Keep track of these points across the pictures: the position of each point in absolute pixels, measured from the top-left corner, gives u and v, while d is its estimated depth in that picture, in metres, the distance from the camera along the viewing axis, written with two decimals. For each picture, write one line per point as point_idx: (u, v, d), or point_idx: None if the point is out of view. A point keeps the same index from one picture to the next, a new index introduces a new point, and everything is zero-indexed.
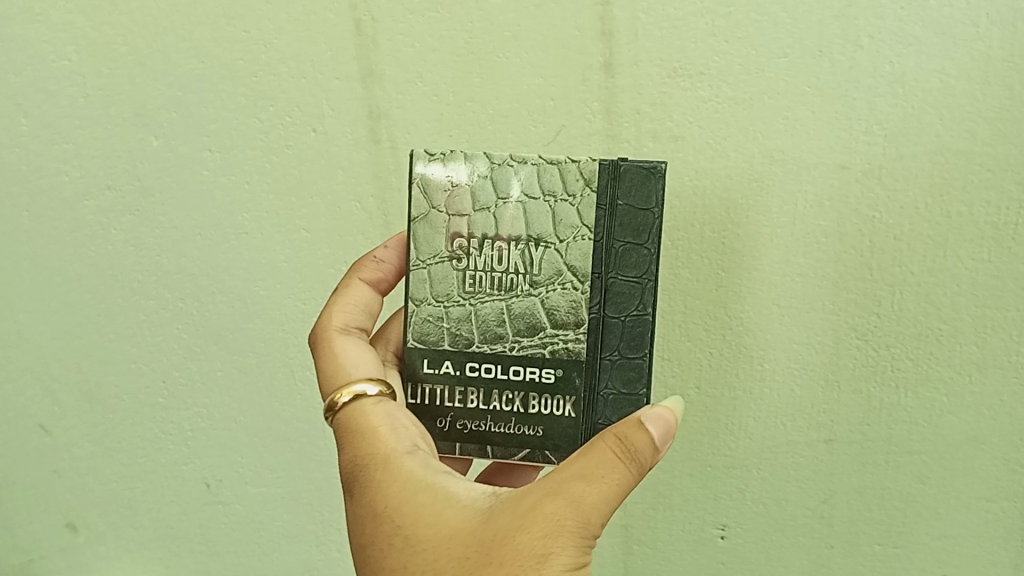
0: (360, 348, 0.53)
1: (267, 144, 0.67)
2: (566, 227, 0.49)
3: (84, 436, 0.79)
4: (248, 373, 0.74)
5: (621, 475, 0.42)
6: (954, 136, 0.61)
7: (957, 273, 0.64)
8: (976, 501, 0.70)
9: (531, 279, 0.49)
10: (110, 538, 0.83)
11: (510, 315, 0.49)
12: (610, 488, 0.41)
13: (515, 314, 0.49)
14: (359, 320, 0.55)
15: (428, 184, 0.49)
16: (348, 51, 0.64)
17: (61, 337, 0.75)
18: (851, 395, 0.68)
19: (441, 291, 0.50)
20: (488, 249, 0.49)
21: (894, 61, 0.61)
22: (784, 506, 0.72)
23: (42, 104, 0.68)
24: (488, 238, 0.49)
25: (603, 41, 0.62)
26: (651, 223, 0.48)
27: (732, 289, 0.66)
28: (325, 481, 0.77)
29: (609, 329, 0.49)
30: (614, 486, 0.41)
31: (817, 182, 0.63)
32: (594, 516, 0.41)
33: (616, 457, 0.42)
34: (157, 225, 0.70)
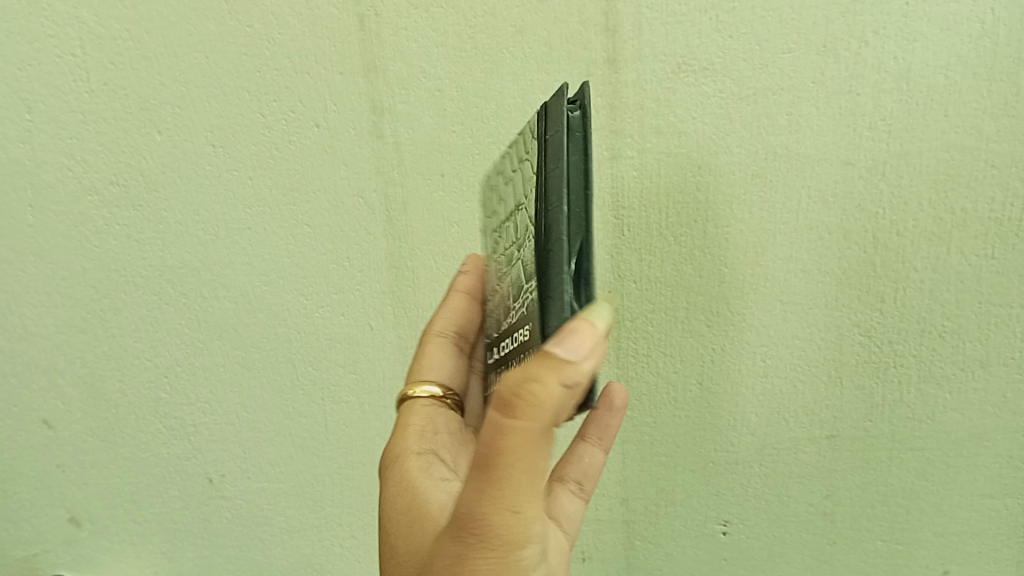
0: (451, 355, 0.62)
1: (271, 139, 0.67)
2: (528, 184, 0.50)
3: (88, 430, 0.79)
4: (252, 368, 0.74)
5: (522, 457, 0.39)
6: (960, 133, 0.61)
7: (962, 269, 0.64)
8: (978, 498, 0.70)
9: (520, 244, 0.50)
10: (114, 532, 0.84)
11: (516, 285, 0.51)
12: (511, 479, 0.39)
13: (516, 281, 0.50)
14: (458, 327, 0.62)
15: (490, 193, 0.61)
16: (352, 46, 0.64)
17: (65, 330, 0.75)
18: (854, 391, 0.68)
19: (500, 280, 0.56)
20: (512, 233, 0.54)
21: (899, 57, 0.59)
22: (786, 502, 0.73)
23: (46, 99, 0.67)
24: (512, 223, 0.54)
25: (607, 36, 0.61)
26: (557, 142, 0.45)
27: (735, 285, 0.67)
28: (328, 475, 0.78)
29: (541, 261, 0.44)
30: (516, 474, 0.39)
31: (821, 178, 0.63)
32: (505, 508, 0.40)
33: (505, 443, 0.38)
34: (161, 220, 0.70)
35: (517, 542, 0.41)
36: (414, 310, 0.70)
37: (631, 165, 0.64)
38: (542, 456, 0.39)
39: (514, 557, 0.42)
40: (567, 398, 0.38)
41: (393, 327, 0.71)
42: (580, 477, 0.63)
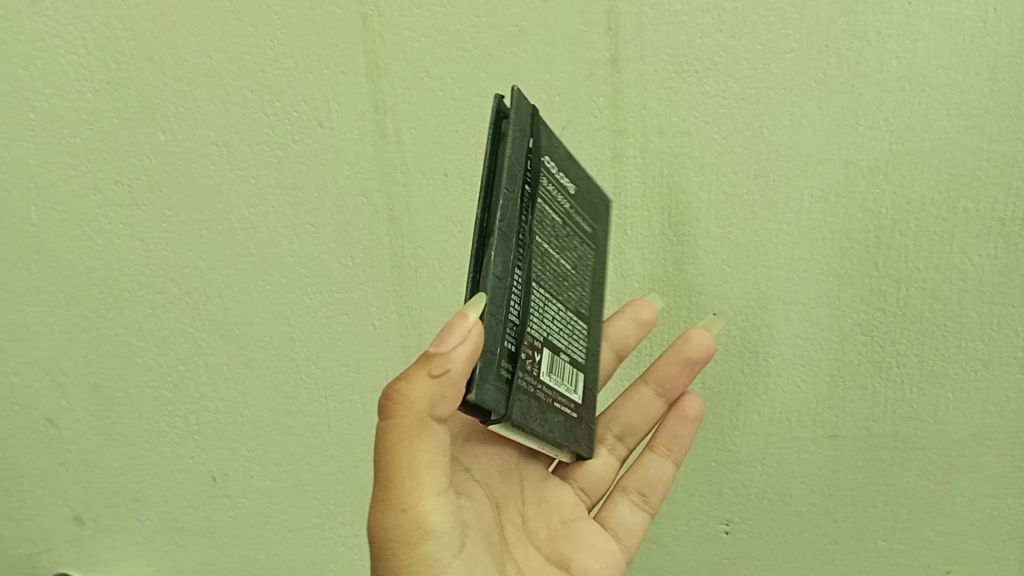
0: None
1: (274, 138, 0.67)
2: None
3: (91, 428, 0.79)
4: (254, 367, 0.75)
5: (404, 451, 0.45)
6: (962, 132, 0.61)
7: (964, 269, 0.64)
8: (979, 498, 0.70)
9: None
10: (117, 531, 0.84)
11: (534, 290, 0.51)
12: (400, 478, 0.45)
13: None
14: None
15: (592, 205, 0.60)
16: (355, 45, 0.64)
17: (69, 330, 0.75)
18: (856, 391, 0.68)
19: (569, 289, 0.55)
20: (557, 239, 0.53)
21: (900, 57, 0.59)
22: (788, 501, 0.73)
23: (49, 99, 0.67)
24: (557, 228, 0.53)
25: (609, 36, 0.61)
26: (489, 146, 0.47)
27: (738, 285, 0.67)
28: (329, 474, 0.78)
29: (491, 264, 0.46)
30: (401, 472, 0.45)
31: (823, 177, 0.63)
32: (405, 465, 0.45)
33: (388, 439, 0.45)
34: (164, 219, 0.70)
35: (418, 544, 0.46)
36: (416, 309, 0.71)
37: (633, 166, 0.65)
38: (423, 452, 0.45)
39: (421, 561, 0.46)
40: (436, 386, 0.43)
41: (396, 326, 0.71)
42: (642, 488, 0.65)
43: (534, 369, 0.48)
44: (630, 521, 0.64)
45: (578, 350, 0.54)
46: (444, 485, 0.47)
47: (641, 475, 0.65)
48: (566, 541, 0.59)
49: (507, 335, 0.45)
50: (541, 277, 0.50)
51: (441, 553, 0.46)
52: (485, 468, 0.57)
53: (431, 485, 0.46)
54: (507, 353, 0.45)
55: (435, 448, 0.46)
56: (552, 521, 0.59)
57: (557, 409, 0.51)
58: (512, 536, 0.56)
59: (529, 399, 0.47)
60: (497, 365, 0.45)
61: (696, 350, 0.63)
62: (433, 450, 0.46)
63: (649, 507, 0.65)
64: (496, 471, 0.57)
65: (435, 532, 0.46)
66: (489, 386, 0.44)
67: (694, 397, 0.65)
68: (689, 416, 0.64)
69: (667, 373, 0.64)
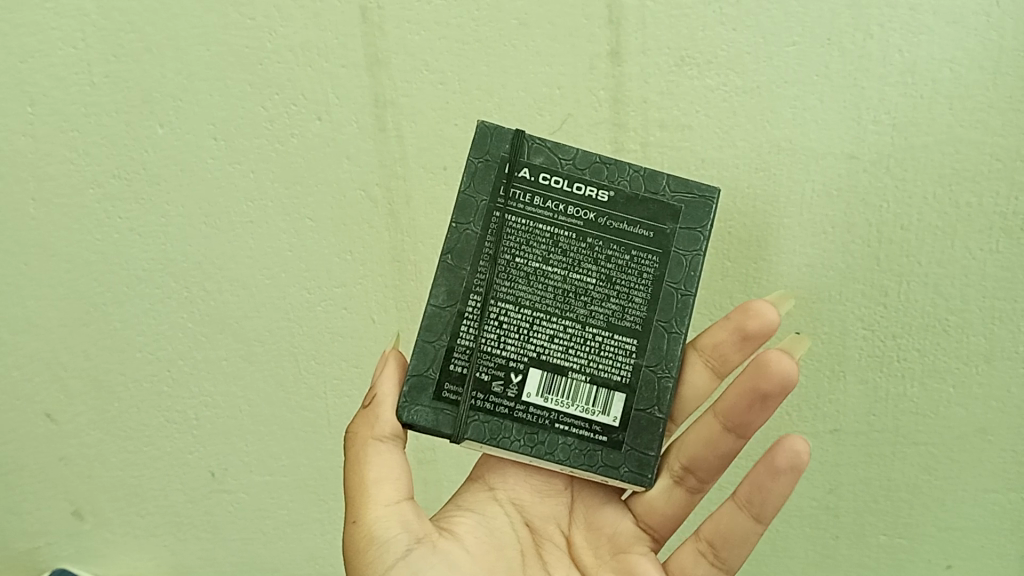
0: None
1: (274, 132, 0.66)
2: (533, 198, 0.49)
3: (92, 423, 0.79)
4: (253, 361, 0.74)
5: (356, 471, 0.49)
6: (966, 126, 0.61)
7: (966, 264, 0.64)
8: (982, 494, 0.70)
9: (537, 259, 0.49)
10: (117, 525, 0.84)
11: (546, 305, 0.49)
12: (354, 495, 0.48)
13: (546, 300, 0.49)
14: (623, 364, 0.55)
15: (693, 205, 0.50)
16: (356, 39, 0.64)
17: (68, 323, 0.75)
18: (858, 386, 0.68)
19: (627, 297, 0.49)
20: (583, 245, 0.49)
21: (904, 50, 0.60)
22: (789, 497, 0.73)
23: (50, 91, 0.67)
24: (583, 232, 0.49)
25: (611, 29, 0.62)
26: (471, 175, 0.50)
27: (739, 279, 0.66)
28: (330, 469, 0.78)
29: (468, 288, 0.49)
30: (354, 490, 0.49)
31: (825, 171, 0.63)
32: (355, 482, 0.49)
33: (350, 466, 0.50)
34: (164, 213, 0.70)
35: (366, 553, 0.47)
36: (416, 303, 0.70)
37: (633, 159, 0.64)
38: (370, 468, 0.48)
39: (370, 566, 0.47)
40: (372, 412, 0.49)
41: (396, 320, 0.71)
42: (714, 541, 0.52)
43: (506, 391, 0.48)
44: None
45: (617, 368, 0.49)
46: (398, 501, 0.48)
47: (716, 526, 0.52)
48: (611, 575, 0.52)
49: (452, 360, 0.48)
50: (541, 296, 0.49)
51: (386, 560, 0.46)
52: (516, 490, 0.54)
53: (378, 499, 0.48)
54: (453, 376, 0.48)
55: (382, 463, 0.48)
56: (599, 550, 0.53)
57: (564, 433, 0.48)
58: (549, 561, 0.52)
59: (496, 421, 0.48)
60: (434, 387, 0.48)
61: (766, 376, 0.49)
62: (380, 465, 0.48)
63: (724, 565, 0.52)
64: (531, 493, 0.54)
65: (378, 537, 0.47)
66: (419, 407, 0.48)
67: (797, 438, 0.50)
68: (781, 467, 0.50)
69: (733, 406, 0.50)
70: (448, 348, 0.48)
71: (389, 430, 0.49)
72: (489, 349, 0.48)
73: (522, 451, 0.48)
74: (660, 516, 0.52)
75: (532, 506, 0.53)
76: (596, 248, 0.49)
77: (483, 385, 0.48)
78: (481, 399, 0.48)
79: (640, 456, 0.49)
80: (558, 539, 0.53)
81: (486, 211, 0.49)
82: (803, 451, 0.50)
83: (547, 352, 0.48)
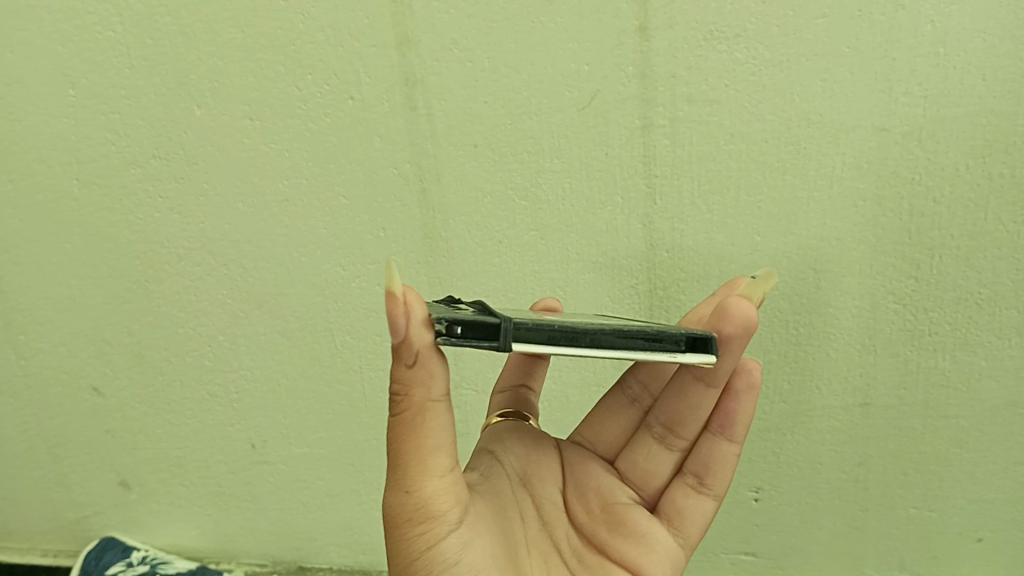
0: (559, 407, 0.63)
1: (306, 112, 0.67)
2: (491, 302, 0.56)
3: (135, 397, 0.81)
4: (290, 337, 0.76)
5: (408, 435, 0.40)
6: (998, 98, 0.60)
7: (998, 236, 0.64)
8: (1011, 466, 0.72)
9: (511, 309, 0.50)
10: (162, 494, 0.87)
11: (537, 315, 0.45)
12: (406, 461, 0.40)
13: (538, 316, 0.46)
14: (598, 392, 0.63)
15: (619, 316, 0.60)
16: (383, 18, 0.63)
17: (111, 301, 0.77)
18: (888, 358, 0.69)
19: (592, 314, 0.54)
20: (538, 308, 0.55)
21: (935, 21, 0.58)
22: (818, 469, 0.75)
23: (89, 75, 0.68)
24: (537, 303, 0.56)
25: (638, 4, 0.61)
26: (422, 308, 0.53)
27: (768, 254, 0.67)
28: (364, 441, 0.81)
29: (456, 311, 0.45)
30: (404, 455, 0.40)
31: (854, 145, 0.63)
32: (409, 447, 0.40)
33: (393, 431, 0.41)
34: (201, 193, 0.71)
35: (419, 526, 0.41)
36: (448, 279, 0.72)
37: (662, 134, 0.64)
38: (430, 435, 0.40)
39: (423, 538, 0.41)
40: (420, 371, 0.39)
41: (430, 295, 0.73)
42: (698, 471, 0.54)
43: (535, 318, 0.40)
44: (696, 509, 0.54)
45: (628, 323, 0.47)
46: (450, 468, 0.41)
47: (695, 457, 0.54)
48: (604, 528, 0.52)
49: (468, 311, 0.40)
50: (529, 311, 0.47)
51: (439, 533, 0.41)
52: (516, 458, 0.54)
53: (436, 469, 0.41)
54: (475, 312, 0.39)
55: (439, 428, 0.40)
56: (591, 506, 0.53)
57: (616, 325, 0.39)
58: (551, 520, 0.52)
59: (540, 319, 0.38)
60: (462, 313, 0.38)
61: (726, 318, 0.46)
62: (438, 431, 0.40)
63: (713, 492, 0.55)
64: (530, 460, 0.54)
65: (436, 512, 0.41)
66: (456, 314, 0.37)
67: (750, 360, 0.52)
68: (738, 391, 0.52)
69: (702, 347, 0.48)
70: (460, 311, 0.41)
71: (443, 389, 0.40)
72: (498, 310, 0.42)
73: (582, 337, 0.36)
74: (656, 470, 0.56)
75: (532, 471, 0.54)
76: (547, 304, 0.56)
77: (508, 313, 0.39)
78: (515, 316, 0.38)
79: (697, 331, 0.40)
80: (555, 496, 0.53)
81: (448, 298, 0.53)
82: (754, 369, 0.52)
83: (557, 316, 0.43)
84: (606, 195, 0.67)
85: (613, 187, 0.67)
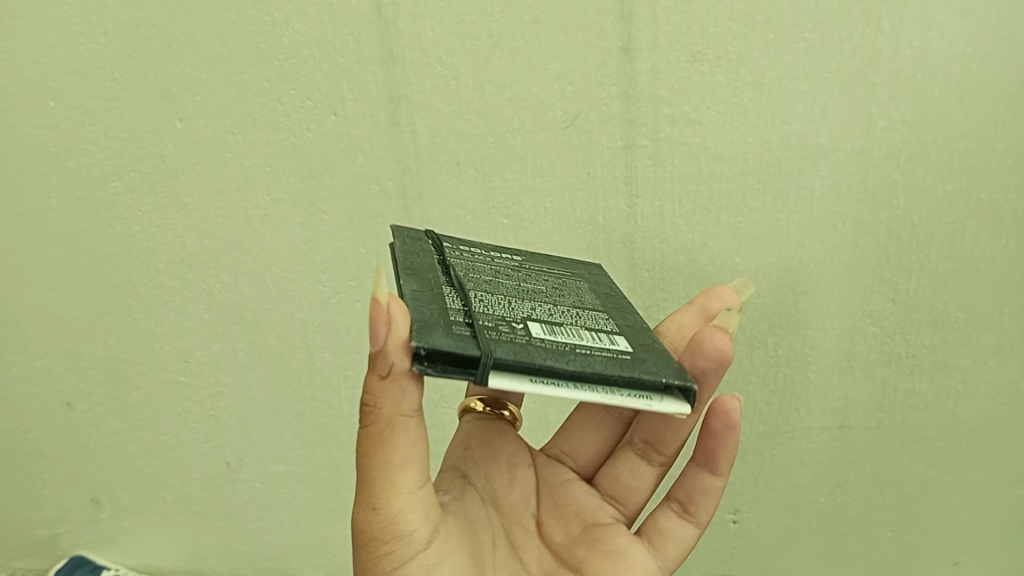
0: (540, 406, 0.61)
1: (290, 127, 0.67)
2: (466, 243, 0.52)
3: (110, 412, 0.80)
4: (269, 353, 0.76)
5: (376, 451, 0.39)
6: (976, 122, 0.61)
7: (976, 260, 0.65)
8: (986, 488, 0.72)
9: (490, 272, 0.47)
10: (135, 512, 0.86)
11: (516, 297, 0.44)
12: (372, 478, 0.40)
13: (516, 296, 0.44)
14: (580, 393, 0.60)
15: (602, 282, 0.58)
16: (370, 35, 0.63)
17: (88, 314, 0.76)
18: (867, 381, 0.69)
19: (574, 283, 0.51)
20: (517, 263, 0.51)
21: (915, 46, 0.60)
22: (797, 491, 0.74)
23: (71, 85, 0.67)
24: (517, 259, 0.52)
25: (623, 25, 0.61)
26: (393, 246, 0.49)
27: (748, 274, 0.67)
28: (343, 460, 0.81)
29: (433, 278, 0.43)
30: (371, 471, 0.40)
31: (835, 167, 0.63)
32: (375, 464, 0.40)
33: (362, 443, 0.40)
34: (182, 207, 0.71)
35: (385, 545, 0.41)
36: None
37: (645, 155, 0.65)
38: (397, 451, 0.39)
39: (387, 558, 0.41)
40: (391, 385, 0.38)
41: None
42: (682, 498, 0.53)
43: (517, 330, 0.39)
44: (677, 534, 0.53)
45: (610, 321, 0.45)
46: (419, 485, 0.41)
47: (681, 484, 0.53)
48: (582, 546, 0.50)
49: (450, 314, 0.39)
50: (511, 287, 0.45)
51: (407, 553, 0.41)
52: (487, 479, 0.53)
53: (403, 487, 0.40)
54: (457, 321, 0.38)
55: (409, 443, 0.39)
56: (569, 527, 0.52)
57: (592, 353, 0.39)
58: (520, 544, 0.51)
59: (518, 345, 0.37)
60: (443, 326, 0.37)
61: (701, 353, 0.46)
62: (407, 447, 0.39)
63: (697, 520, 0.53)
64: (502, 480, 0.53)
65: (403, 531, 0.40)
66: (436, 337, 0.36)
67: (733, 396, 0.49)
68: (719, 428, 0.50)
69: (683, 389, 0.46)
70: (440, 306, 0.39)
71: (414, 405, 0.38)
72: (479, 307, 0.40)
73: (559, 374, 0.36)
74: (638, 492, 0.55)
75: (502, 492, 0.53)
76: (526, 264, 0.52)
77: (491, 328, 0.38)
78: (497, 335, 0.38)
79: (673, 366, 0.40)
80: (525, 519, 0.52)
81: (425, 244, 0.49)
82: (735, 408, 0.49)
83: (535, 313, 0.42)
84: (588, 213, 0.67)
85: (596, 206, 0.67)
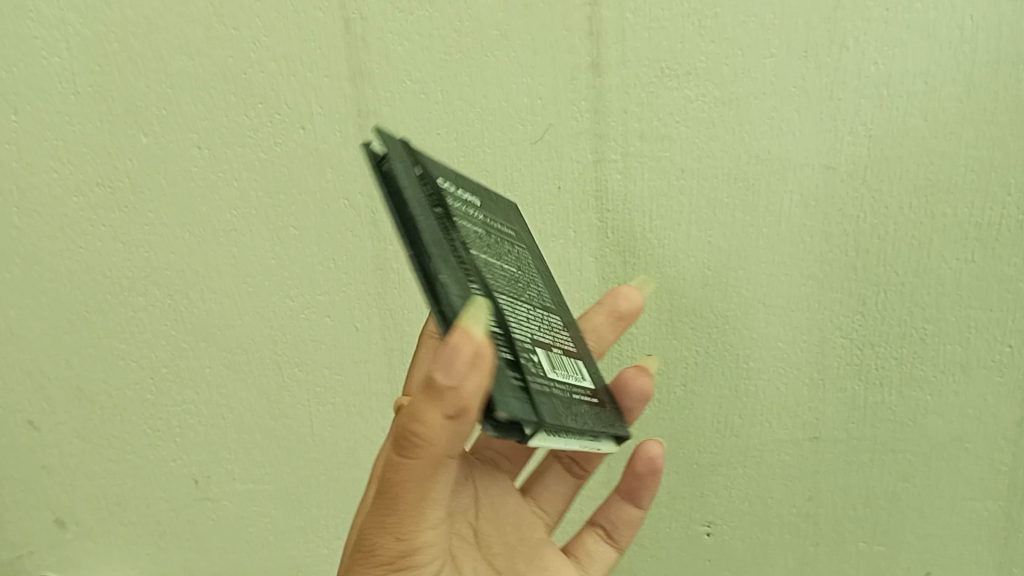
0: None
1: (257, 142, 0.66)
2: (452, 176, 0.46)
3: (73, 431, 0.79)
4: (237, 370, 0.75)
5: (420, 486, 0.36)
6: (940, 138, 0.61)
7: (941, 274, 0.65)
8: (957, 501, 0.72)
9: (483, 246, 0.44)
10: (99, 534, 0.83)
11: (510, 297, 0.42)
12: (406, 513, 0.37)
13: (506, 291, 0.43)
14: None
15: None
16: (338, 50, 0.63)
17: (50, 332, 0.75)
18: (836, 394, 0.69)
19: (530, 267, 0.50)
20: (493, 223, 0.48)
21: (879, 63, 0.60)
22: (769, 504, 0.74)
23: (33, 101, 0.67)
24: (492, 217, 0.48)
25: (591, 41, 0.62)
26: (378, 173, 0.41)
27: (719, 288, 0.68)
28: (312, 478, 0.79)
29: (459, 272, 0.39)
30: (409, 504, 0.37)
31: (802, 182, 0.64)
32: (417, 498, 0.37)
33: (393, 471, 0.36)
34: (146, 222, 0.70)
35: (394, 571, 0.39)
36: (399, 312, 0.71)
37: (614, 169, 0.65)
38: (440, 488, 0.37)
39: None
40: (452, 426, 0.34)
41: (379, 329, 0.72)
42: (607, 525, 0.58)
43: (539, 370, 0.39)
44: (600, 555, 0.58)
45: (564, 334, 0.46)
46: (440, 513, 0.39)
47: (607, 514, 0.58)
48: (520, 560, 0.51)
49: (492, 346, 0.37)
50: (501, 277, 0.43)
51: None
52: None
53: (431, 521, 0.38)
54: (506, 362, 0.37)
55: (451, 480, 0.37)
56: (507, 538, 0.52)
57: (580, 400, 0.42)
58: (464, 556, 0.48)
59: (550, 398, 0.38)
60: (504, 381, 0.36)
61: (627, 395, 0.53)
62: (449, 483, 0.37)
63: (619, 546, 0.58)
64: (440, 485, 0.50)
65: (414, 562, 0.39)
66: (510, 402, 0.35)
67: (657, 443, 0.55)
68: (643, 472, 0.56)
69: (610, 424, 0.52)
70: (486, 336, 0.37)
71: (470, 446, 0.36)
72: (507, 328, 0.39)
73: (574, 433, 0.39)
74: (561, 502, 0.59)
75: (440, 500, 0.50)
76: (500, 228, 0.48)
77: (526, 368, 0.38)
78: (533, 379, 0.38)
79: (613, 414, 0.45)
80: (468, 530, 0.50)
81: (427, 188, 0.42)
82: (658, 456, 0.55)
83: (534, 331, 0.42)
84: (559, 229, 0.67)
85: (566, 220, 0.67)
